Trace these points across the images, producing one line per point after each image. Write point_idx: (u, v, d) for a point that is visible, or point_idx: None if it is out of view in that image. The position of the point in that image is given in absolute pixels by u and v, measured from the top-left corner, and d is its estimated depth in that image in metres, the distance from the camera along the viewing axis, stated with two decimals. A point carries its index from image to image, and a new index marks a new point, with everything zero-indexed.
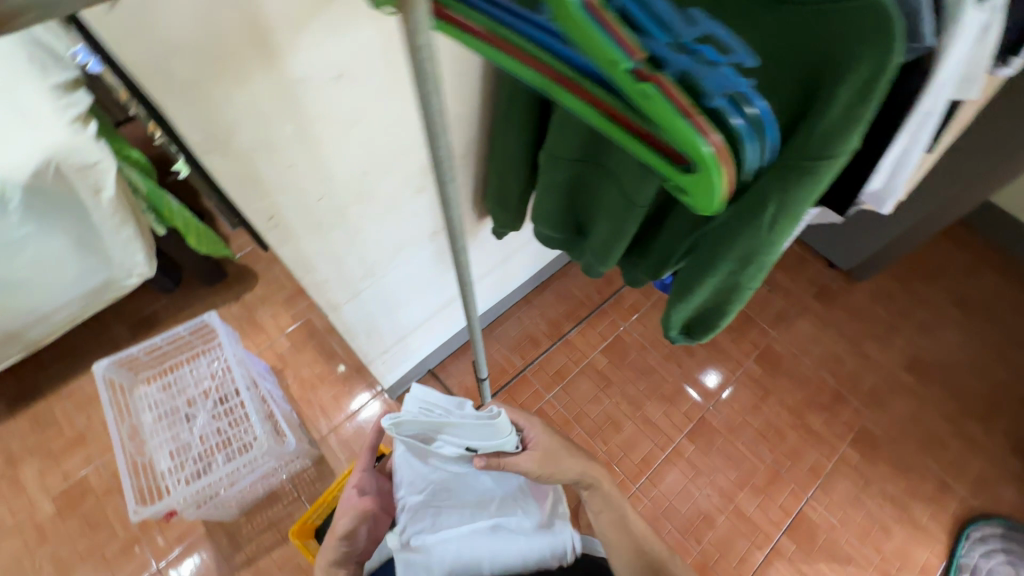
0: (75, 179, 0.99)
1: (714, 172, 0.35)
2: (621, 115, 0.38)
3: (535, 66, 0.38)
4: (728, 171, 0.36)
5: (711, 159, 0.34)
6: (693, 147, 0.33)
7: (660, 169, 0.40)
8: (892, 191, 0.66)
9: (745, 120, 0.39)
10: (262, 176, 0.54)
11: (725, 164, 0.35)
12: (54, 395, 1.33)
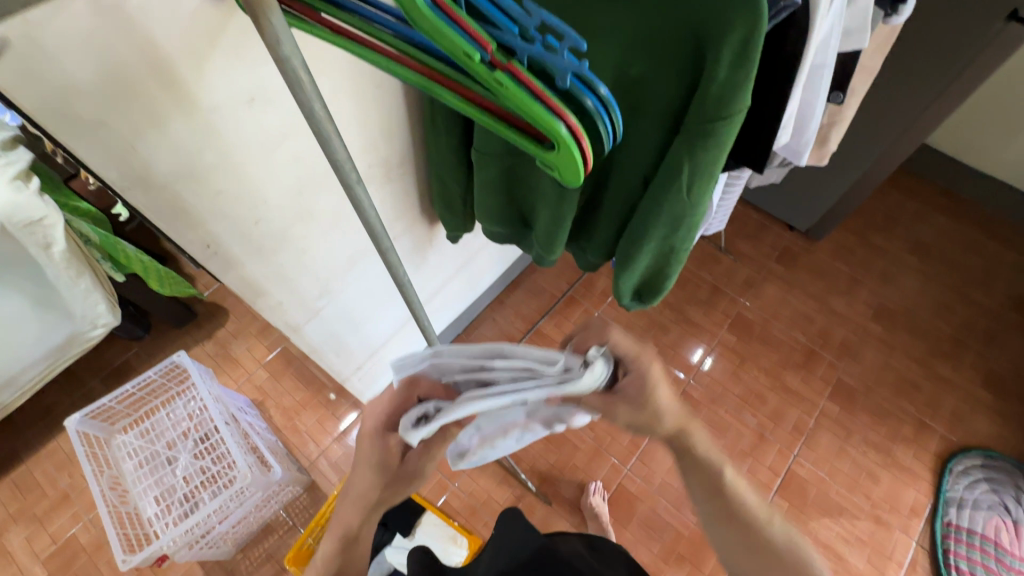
0: (21, 237, 0.95)
1: (574, 151, 0.38)
2: (476, 99, 0.38)
3: (399, 63, 0.37)
4: (582, 146, 0.40)
5: (570, 139, 0.38)
6: (552, 128, 0.36)
7: (524, 149, 0.41)
8: (806, 145, 0.68)
9: (598, 100, 0.39)
10: (191, 208, 0.53)
11: (583, 141, 0.39)
12: (32, 458, 1.31)
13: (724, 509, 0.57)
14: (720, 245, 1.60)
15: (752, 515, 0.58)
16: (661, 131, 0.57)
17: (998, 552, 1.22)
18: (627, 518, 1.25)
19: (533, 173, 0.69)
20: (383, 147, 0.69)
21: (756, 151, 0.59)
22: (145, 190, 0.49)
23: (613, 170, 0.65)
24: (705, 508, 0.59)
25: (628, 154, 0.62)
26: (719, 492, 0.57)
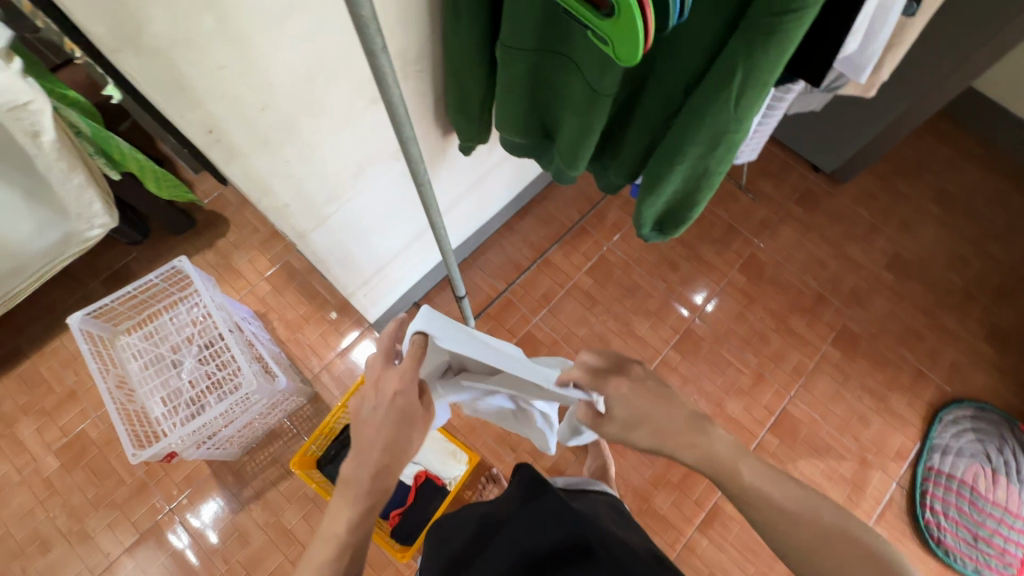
0: (8, 122, 0.90)
1: (636, 18, 0.36)
2: None
3: None
4: (648, 16, 0.37)
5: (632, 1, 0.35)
6: None
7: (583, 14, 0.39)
8: (869, 60, 0.61)
9: None
10: (190, 83, 0.49)
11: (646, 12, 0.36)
12: (38, 354, 1.31)
13: (752, 481, 0.60)
14: (739, 182, 1.54)
15: (778, 494, 0.59)
16: (716, 27, 0.50)
17: (972, 495, 1.27)
18: (622, 444, 1.29)
19: (563, 74, 0.63)
20: (401, 35, 0.62)
21: (816, 63, 0.53)
22: (137, 53, 0.44)
23: (653, 75, 0.59)
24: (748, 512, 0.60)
25: (673, 56, 0.55)
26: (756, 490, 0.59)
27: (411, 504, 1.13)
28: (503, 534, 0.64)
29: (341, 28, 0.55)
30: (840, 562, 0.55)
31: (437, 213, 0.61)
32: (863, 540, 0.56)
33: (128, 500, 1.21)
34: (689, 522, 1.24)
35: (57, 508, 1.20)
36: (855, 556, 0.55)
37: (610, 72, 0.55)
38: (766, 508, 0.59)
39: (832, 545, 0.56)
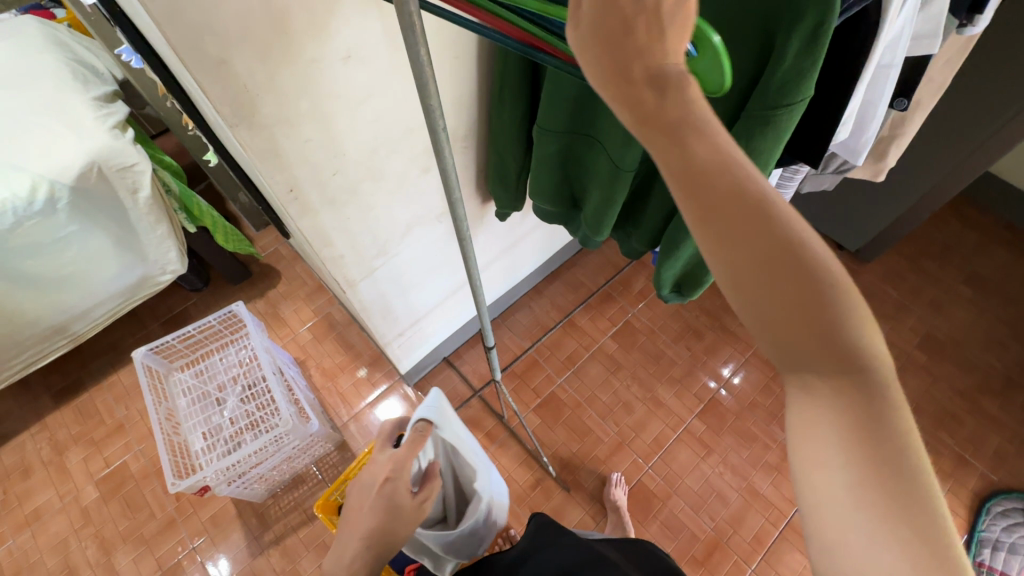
0: (114, 179, 1.06)
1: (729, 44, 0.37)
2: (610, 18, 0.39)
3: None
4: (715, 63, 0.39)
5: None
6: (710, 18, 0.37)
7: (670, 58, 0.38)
8: (863, 146, 0.69)
9: None
10: (282, 150, 0.59)
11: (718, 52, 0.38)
12: (95, 387, 1.42)
13: (746, 222, 0.33)
14: None
15: (761, 226, 0.33)
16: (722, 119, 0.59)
17: None
18: (644, 514, 1.26)
19: (590, 152, 0.72)
20: (452, 117, 0.73)
21: (812, 150, 0.60)
22: (248, 127, 0.55)
23: None
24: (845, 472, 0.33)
25: None
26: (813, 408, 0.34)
27: None
28: None
29: (405, 111, 0.66)
30: (808, 365, 0.34)
31: (475, 268, 0.68)
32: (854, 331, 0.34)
33: (155, 536, 1.24)
34: None
35: (89, 538, 1.24)
36: (816, 344, 0.33)
37: (631, 151, 0.64)
38: (755, 250, 0.33)
39: (806, 342, 0.34)
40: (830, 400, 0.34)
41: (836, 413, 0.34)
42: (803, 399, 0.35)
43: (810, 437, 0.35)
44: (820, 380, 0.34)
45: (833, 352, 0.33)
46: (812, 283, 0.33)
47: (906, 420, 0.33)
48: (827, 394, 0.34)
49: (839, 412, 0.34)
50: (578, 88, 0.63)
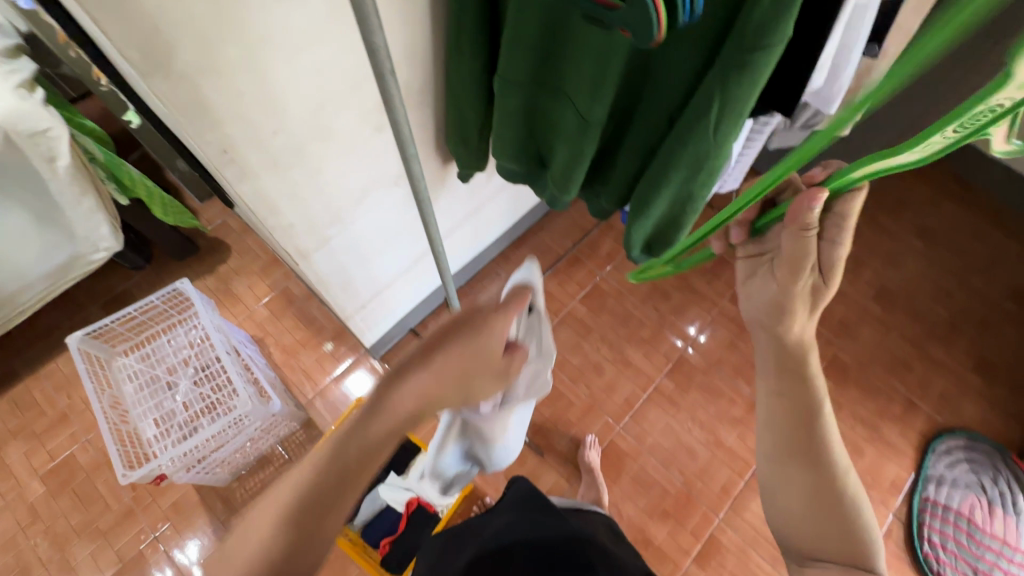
0: (26, 147, 0.94)
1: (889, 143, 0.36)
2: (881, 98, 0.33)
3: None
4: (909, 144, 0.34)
5: (644, 5, 0.35)
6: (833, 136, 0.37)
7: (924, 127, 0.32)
8: (838, 95, 0.67)
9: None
10: (211, 105, 0.52)
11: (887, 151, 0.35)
12: (32, 377, 1.31)
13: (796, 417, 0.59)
14: None
15: (828, 444, 0.57)
16: (694, 65, 0.55)
17: (970, 527, 1.26)
18: (617, 474, 1.29)
19: (556, 105, 0.67)
20: (405, 68, 0.67)
21: (786, 98, 0.58)
22: (165, 77, 0.47)
23: (640, 106, 0.64)
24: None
25: (657, 87, 0.60)
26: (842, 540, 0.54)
27: (402, 531, 1.11)
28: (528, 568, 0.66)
29: (350, 60, 0.59)
30: (827, 539, 0.55)
31: (436, 232, 0.64)
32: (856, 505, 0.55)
33: (113, 528, 1.18)
34: (685, 554, 1.22)
35: (39, 535, 1.17)
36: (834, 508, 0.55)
37: (599, 102, 0.60)
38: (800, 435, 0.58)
39: (830, 521, 0.55)
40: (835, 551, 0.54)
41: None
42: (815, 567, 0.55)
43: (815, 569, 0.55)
44: (833, 562, 0.54)
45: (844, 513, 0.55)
46: (847, 495, 0.55)
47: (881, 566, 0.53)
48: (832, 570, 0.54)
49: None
50: (541, 32, 0.58)
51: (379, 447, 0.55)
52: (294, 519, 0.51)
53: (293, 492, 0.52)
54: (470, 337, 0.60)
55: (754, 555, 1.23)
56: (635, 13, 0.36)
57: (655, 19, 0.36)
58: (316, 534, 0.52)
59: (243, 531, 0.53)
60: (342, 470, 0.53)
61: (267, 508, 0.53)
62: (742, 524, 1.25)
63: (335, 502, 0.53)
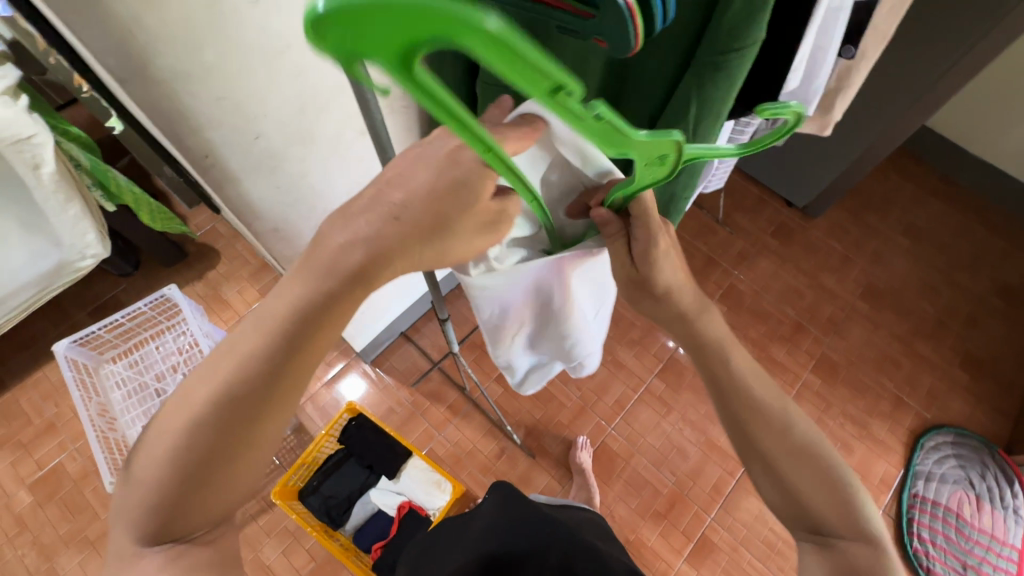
0: (10, 153, 0.94)
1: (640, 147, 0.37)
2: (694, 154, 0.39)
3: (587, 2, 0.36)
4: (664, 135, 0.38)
5: (620, 14, 0.33)
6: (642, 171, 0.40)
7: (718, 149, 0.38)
8: (813, 95, 0.68)
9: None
10: (190, 111, 0.52)
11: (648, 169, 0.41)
12: (18, 386, 1.30)
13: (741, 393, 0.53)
14: (717, 216, 1.60)
15: (776, 411, 0.53)
16: (672, 68, 0.56)
17: (958, 523, 1.27)
18: (609, 474, 1.29)
19: None
20: None
21: (762, 99, 0.59)
22: (142, 83, 0.47)
23: (620, 108, 0.64)
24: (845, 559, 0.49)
25: (637, 89, 0.61)
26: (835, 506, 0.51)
27: (394, 535, 1.12)
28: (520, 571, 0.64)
29: (331, 65, 0.60)
30: (823, 513, 0.51)
31: None
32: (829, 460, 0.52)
33: (101, 538, 1.17)
34: (678, 553, 1.23)
35: (26, 545, 1.16)
36: (819, 480, 0.51)
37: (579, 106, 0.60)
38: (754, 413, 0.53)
39: (821, 493, 0.51)
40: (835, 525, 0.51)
41: (850, 554, 0.49)
42: (821, 544, 0.51)
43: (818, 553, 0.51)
44: (836, 536, 0.51)
45: (826, 481, 0.51)
46: (816, 454, 0.52)
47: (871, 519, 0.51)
48: (839, 544, 0.50)
49: (850, 551, 0.49)
50: None
51: (284, 388, 0.42)
52: (176, 474, 0.40)
53: (168, 440, 0.40)
54: (441, 171, 0.40)
55: (746, 554, 1.23)
56: (610, 21, 0.34)
57: (632, 29, 0.34)
58: (205, 487, 0.41)
59: (121, 493, 0.43)
60: (228, 417, 0.40)
61: (142, 456, 0.42)
62: (733, 522, 1.26)
63: (227, 455, 0.41)
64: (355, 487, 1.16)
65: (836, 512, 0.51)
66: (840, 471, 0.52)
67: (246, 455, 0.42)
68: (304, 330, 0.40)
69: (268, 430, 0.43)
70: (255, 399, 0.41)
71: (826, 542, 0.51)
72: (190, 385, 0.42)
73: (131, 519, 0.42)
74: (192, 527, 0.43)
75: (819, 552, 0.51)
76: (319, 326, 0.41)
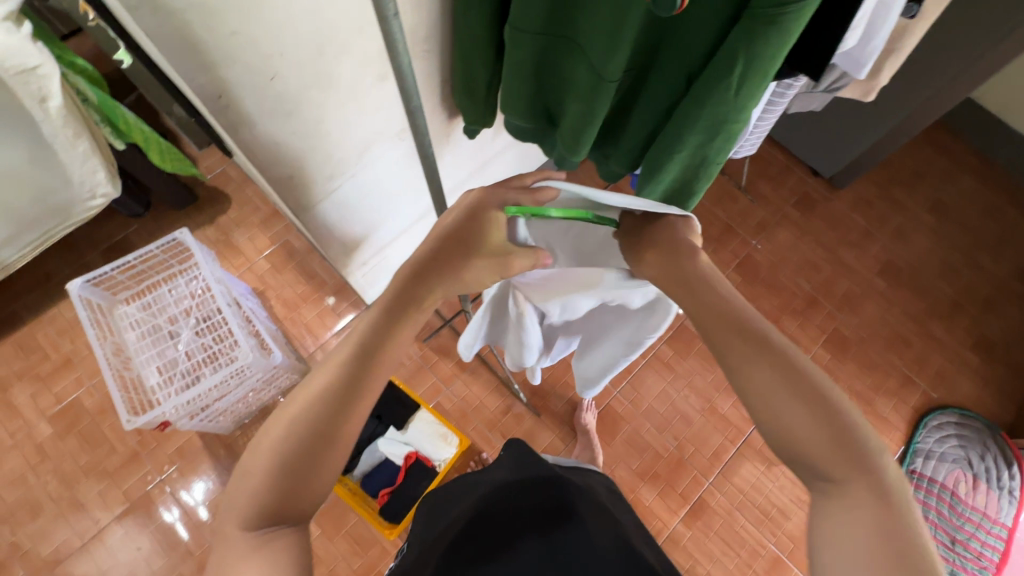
0: (15, 84, 0.89)
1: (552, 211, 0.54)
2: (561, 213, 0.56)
3: None
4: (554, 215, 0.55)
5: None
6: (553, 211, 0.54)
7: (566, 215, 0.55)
8: (869, 57, 0.64)
9: None
10: (203, 47, 0.49)
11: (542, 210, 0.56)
12: (35, 321, 1.32)
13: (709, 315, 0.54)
14: (739, 183, 1.55)
15: (746, 333, 0.52)
16: (720, 19, 0.52)
17: (953, 500, 1.29)
18: (611, 435, 1.31)
19: (568, 60, 0.64)
20: (410, 13, 0.63)
21: (812, 58, 0.54)
22: (152, 12, 0.45)
23: (658, 63, 0.60)
24: (862, 513, 0.43)
25: (677, 42, 0.56)
26: (832, 434, 0.46)
27: (400, 483, 1.15)
28: (513, 512, 0.62)
29: (349, 2, 0.56)
30: (820, 452, 0.46)
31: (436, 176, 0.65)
32: (815, 384, 0.48)
33: (120, 469, 1.22)
34: (674, 514, 1.26)
35: (49, 473, 1.21)
36: (806, 407, 0.47)
37: (615, 58, 0.56)
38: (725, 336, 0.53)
39: (815, 428, 0.47)
40: (831, 465, 0.46)
41: (853, 508, 0.44)
42: (827, 503, 0.46)
43: (827, 513, 0.45)
44: (834, 480, 0.46)
45: (813, 406, 0.47)
46: (793, 375, 0.49)
47: (879, 453, 0.45)
48: (840, 492, 0.45)
49: (859, 506, 0.44)
50: None
51: (363, 389, 0.53)
52: (286, 466, 0.49)
53: (285, 433, 0.49)
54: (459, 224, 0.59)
55: (740, 518, 1.26)
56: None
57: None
58: (306, 477, 0.49)
59: (230, 489, 0.50)
60: (324, 416, 0.50)
61: (257, 453, 0.50)
62: (731, 488, 1.28)
63: (324, 445, 0.50)
64: (364, 436, 1.18)
65: (830, 450, 0.46)
66: (835, 400, 0.48)
67: (338, 445, 0.51)
68: (375, 340, 0.54)
69: (349, 426, 0.52)
70: (340, 397, 0.51)
71: (823, 489, 0.46)
72: (292, 399, 0.52)
73: (247, 507, 0.48)
74: (294, 512, 0.49)
75: (826, 504, 0.46)
76: (385, 336, 0.55)
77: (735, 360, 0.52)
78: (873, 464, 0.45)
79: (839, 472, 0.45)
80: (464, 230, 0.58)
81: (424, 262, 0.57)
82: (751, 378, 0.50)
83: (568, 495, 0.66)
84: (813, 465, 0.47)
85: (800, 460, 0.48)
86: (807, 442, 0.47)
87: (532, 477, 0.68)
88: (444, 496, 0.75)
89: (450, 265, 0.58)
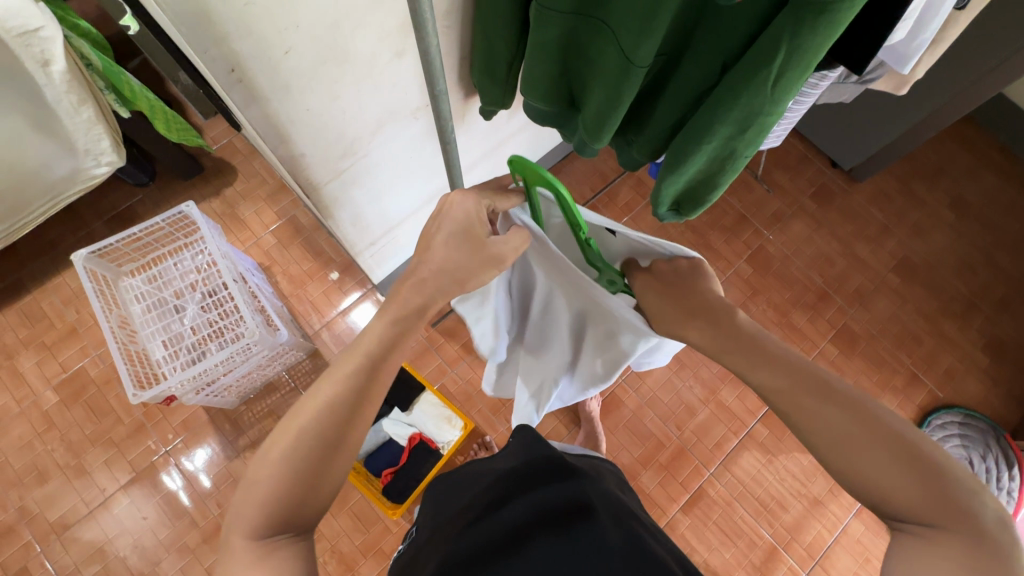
0: (16, 47, 0.86)
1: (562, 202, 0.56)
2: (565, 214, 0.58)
3: None
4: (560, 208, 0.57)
5: None
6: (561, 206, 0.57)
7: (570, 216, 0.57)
8: (916, 50, 0.61)
9: None
10: (215, 17, 0.47)
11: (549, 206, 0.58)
12: (40, 289, 1.31)
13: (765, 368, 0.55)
14: (756, 172, 1.51)
15: (811, 380, 0.53)
16: (763, 5, 0.49)
17: None
18: (614, 423, 1.31)
19: (595, 42, 0.61)
20: None
21: (856, 50, 0.52)
22: None
23: (691, 49, 0.58)
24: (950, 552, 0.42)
25: (714, 28, 0.53)
26: (913, 471, 0.45)
27: (404, 463, 1.15)
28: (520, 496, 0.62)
29: None
30: (902, 496, 0.46)
31: (455, 160, 0.63)
32: (889, 423, 0.48)
33: (125, 440, 1.22)
34: (674, 502, 1.27)
35: (55, 441, 1.22)
36: (881, 448, 0.47)
37: (647, 42, 0.54)
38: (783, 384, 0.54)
39: (893, 470, 0.46)
40: (913, 505, 0.45)
41: (946, 546, 0.42)
42: (913, 543, 0.44)
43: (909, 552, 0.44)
44: (920, 523, 0.44)
45: (892, 447, 0.47)
46: (867, 418, 0.49)
47: (972, 490, 0.44)
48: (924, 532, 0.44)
49: (948, 542, 0.42)
50: None
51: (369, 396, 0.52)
52: (293, 475, 0.48)
53: (294, 441, 0.49)
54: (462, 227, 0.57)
55: (739, 508, 1.27)
56: None
57: None
58: (313, 483, 0.49)
59: (235, 501, 0.49)
60: (331, 422, 0.50)
61: (265, 461, 0.49)
62: (731, 479, 1.29)
63: (331, 452, 0.50)
64: None
65: (914, 489, 0.45)
66: (922, 443, 0.46)
67: (346, 448, 0.51)
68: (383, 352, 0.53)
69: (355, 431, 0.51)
70: (349, 405, 0.51)
71: (910, 535, 0.45)
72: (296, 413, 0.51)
73: (252, 520, 0.47)
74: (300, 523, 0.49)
75: (913, 545, 0.44)
76: (394, 346, 0.54)
77: (797, 406, 0.52)
78: (970, 505, 0.43)
79: (923, 512, 0.44)
80: (468, 229, 0.56)
81: (436, 274, 0.56)
82: (816, 424, 0.51)
83: (578, 483, 0.64)
84: (893, 509, 0.46)
85: (881, 504, 0.47)
86: (884, 487, 0.46)
87: (531, 464, 0.68)
88: (450, 483, 0.75)
89: (459, 277, 0.56)
